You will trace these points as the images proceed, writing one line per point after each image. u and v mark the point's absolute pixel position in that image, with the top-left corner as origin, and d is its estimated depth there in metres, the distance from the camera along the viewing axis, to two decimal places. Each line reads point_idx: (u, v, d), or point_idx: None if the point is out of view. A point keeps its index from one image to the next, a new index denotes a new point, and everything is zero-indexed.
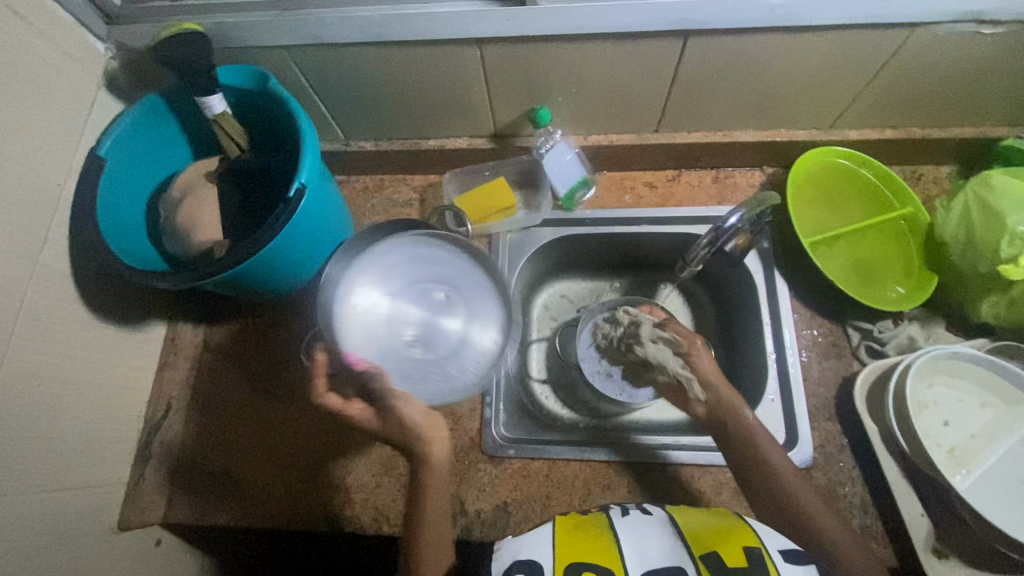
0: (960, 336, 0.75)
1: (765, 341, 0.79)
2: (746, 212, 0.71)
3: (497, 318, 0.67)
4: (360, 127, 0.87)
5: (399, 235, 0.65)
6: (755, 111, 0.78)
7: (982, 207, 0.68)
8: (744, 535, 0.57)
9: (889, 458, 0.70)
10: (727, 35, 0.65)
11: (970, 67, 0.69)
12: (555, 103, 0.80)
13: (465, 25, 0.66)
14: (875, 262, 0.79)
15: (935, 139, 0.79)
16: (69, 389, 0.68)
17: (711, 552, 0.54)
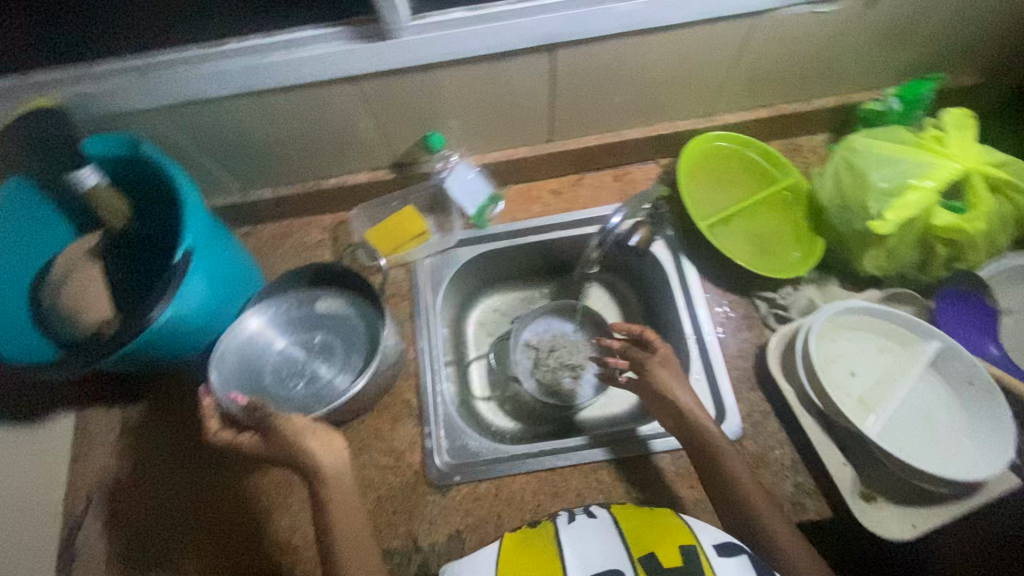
0: (855, 290, 0.80)
1: (684, 325, 0.82)
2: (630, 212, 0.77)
3: (366, 343, 0.80)
4: (255, 176, 0.85)
5: (273, 300, 0.81)
6: (637, 109, 0.82)
7: (851, 170, 0.73)
8: (682, 532, 0.59)
9: (809, 416, 0.73)
10: (590, 43, 0.68)
11: (816, 45, 0.75)
12: (446, 128, 0.81)
13: (335, 64, 0.65)
14: (770, 233, 0.83)
15: (804, 112, 0.85)
16: None
17: (649, 555, 0.55)
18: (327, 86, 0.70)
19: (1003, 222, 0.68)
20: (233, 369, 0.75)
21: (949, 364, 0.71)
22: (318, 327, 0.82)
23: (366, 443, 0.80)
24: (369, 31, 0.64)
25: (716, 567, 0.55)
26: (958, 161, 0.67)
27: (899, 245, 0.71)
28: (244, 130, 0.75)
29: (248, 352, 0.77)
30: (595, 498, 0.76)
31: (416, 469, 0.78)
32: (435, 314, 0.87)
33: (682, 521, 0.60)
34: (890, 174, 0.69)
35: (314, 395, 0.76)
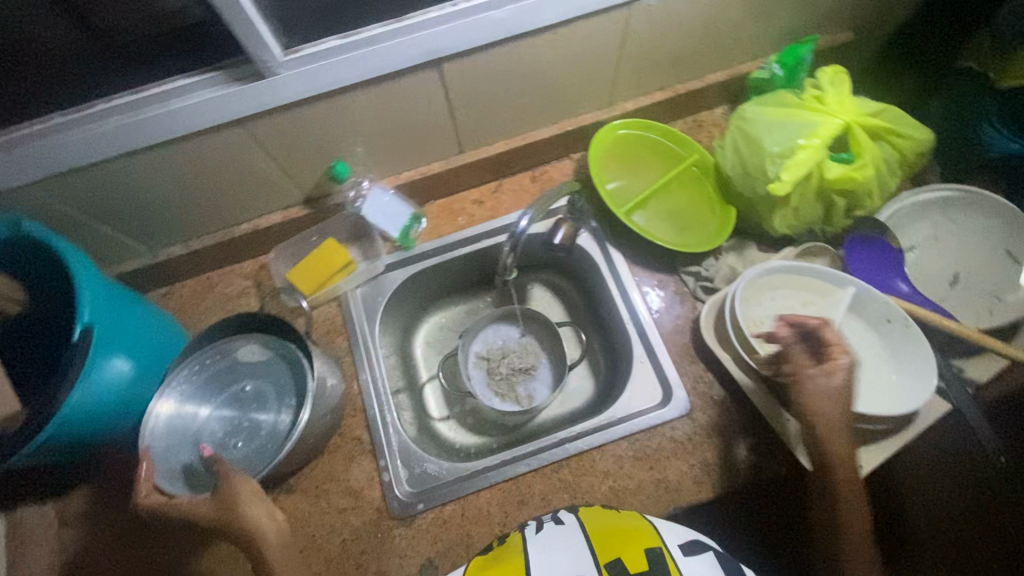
0: (772, 251, 0.83)
1: (621, 311, 0.85)
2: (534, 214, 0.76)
3: (297, 381, 0.75)
4: (161, 234, 0.82)
5: (185, 360, 0.75)
6: (539, 110, 0.83)
7: (746, 138, 0.76)
8: (648, 535, 0.60)
9: (748, 378, 0.76)
10: (474, 53, 0.68)
11: (695, 25, 0.77)
12: (351, 155, 0.80)
13: (217, 109, 0.63)
14: (686, 210, 0.87)
15: (699, 89, 0.88)
16: None
17: (615, 560, 0.56)
18: (214, 132, 0.67)
19: (888, 166, 0.72)
20: (167, 451, 0.70)
21: (867, 305, 0.75)
22: (244, 377, 0.76)
23: (322, 488, 0.78)
24: (244, 71, 0.63)
25: (680, 567, 0.56)
26: (839, 116, 0.71)
27: (801, 203, 0.74)
28: (138, 189, 0.72)
29: (175, 424, 0.72)
30: (562, 499, 0.75)
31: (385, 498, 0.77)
32: (376, 342, 0.86)
33: (648, 524, 0.62)
34: (781, 137, 0.72)
35: (261, 448, 0.73)
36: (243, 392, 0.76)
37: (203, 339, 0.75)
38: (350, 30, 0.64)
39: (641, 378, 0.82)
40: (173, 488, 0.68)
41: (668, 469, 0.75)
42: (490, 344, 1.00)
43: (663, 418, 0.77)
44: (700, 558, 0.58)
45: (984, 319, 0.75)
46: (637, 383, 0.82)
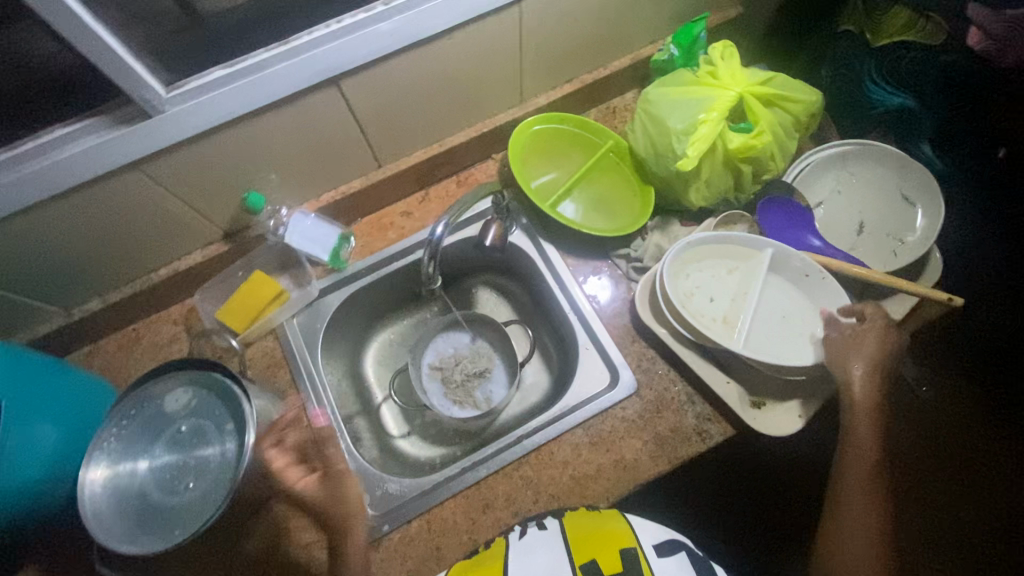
0: (694, 224, 0.86)
1: (560, 300, 0.87)
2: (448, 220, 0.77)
3: (233, 403, 0.70)
4: (72, 292, 0.78)
5: (107, 421, 0.69)
6: (451, 115, 0.83)
7: (652, 120, 0.78)
8: (625, 535, 0.67)
9: (688, 350, 0.78)
10: (370, 67, 0.68)
11: (589, 15, 0.79)
12: (264, 184, 0.78)
13: (104, 155, 0.61)
14: (609, 195, 0.89)
15: (605, 77, 0.90)
16: None
17: (590, 563, 0.64)
18: (108, 178, 0.65)
19: (786, 130, 0.76)
20: (116, 514, 0.65)
21: (787, 263, 0.78)
22: (178, 420, 0.70)
23: (282, 526, 0.75)
24: (128, 112, 0.60)
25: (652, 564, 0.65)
26: (733, 88, 0.74)
27: (711, 174, 0.77)
28: (35, 248, 0.68)
29: (116, 488, 0.66)
30: (526, 497, 0.75)
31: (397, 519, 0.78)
32: (319, 370, 0.84)
33: (626, 522, 0.68)
34: (682, 115, 0.74)
35: (213, 484, 0.67)
36: (180, 434, 0.70)
37: (123, 393, 0.70)
38: (234, 58, 0.62)
39: (588, 365, 0.83)
40: (135, 550, 0.63)
41: (625, 449, 0.77)
42: (442, 355, 0.99)
43: (613, 400, 0.79)
44: (670, 552, 0.67)
45: (891, 264, 0.79)
46: (585, 370, 0.83)
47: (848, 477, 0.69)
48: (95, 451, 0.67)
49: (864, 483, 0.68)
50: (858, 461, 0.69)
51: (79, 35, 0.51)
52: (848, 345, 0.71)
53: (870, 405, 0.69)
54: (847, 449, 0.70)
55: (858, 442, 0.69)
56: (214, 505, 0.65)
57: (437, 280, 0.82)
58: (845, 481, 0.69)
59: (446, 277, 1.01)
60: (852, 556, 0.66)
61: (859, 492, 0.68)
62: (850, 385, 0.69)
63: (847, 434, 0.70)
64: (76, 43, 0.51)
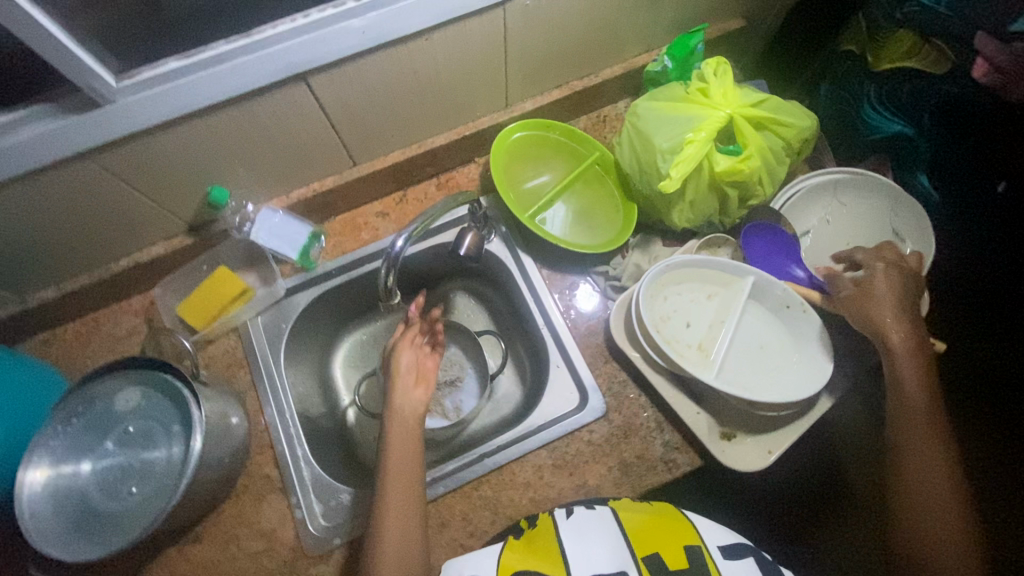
0: (677, 244, 0.83)
1: (534, 315, 0.84)
2: (411, 232, 0.70)
3: (183, 405, 0.68)
4: (26, 279, 0.75)
5: (49, 418, 0.66)
6: (431, 116, 0.80)
7: (639, 134, 0.75)
8: (687, 532, 0.67)
9: (660, 377, 0.76)
10: (341, 65, 0.64)
11: (578, 21, 0.75)
12: (230, 178, 0.75)
13: (51, 144, 0.57)
14: (591, 208, 0.86)
15: (595, 85, 0.87)
16: None
17: (654, 555, 0.63)
18: (59, 168, 0.61)
19: (776, 154, 0.73)
20: (54, 518, 0.62)
21: (769, 292, 0.76)
22: (125, 420, 0.68)
23: (231, 533, 0.73)
24: (77, 101, 0.57)
25: (719, 564, 0.64)
26: (723, 109, 0.70)
27: (696, 196, 0.74)
28: None
29: (55, 489, 0.64)
30: (483, 517, 0.73)
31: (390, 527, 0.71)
32: (281, 374, 0.82)
33: (686, 518, 0.68)
34: (669, 134, 0.71)
35: (159, 488, 0.65)
36: (128, 435, 0.68)
37: (70, 389, 0.67)
38: (192, 48, 0.59)
39: (560, 384, 0.81)
40: (73, 556, 0.61)
41: (588, 474, 0.74)
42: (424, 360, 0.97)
43: (579, 423, 0.76)
44: (737, 550, 0.66)
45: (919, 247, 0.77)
46: (555, 389, 0.80)
47: (905, 425, 0.67)
48: (35, 449, 0.64)
49: (922, 431, 0.66)
50: (910, 409, 0.67)
51: (15, 21, 0.47)
52: (858, 297, 0.71)
53: (912, 348, 0.68)
54: (895, 398, 0.68)
55: (905, 388, 0.67)
56: (157, 511, 0.63)
57: (397, 296, 0.77)
58: (900, 428, 0.68)
59: (422, 282, 0.98)
60: (924, 505, 0.65)
61: (916, 437, 0.66)
62: (887, 333, 0.68)
63: (892, 386, 0.68)
64: (13, 29, 0.48)
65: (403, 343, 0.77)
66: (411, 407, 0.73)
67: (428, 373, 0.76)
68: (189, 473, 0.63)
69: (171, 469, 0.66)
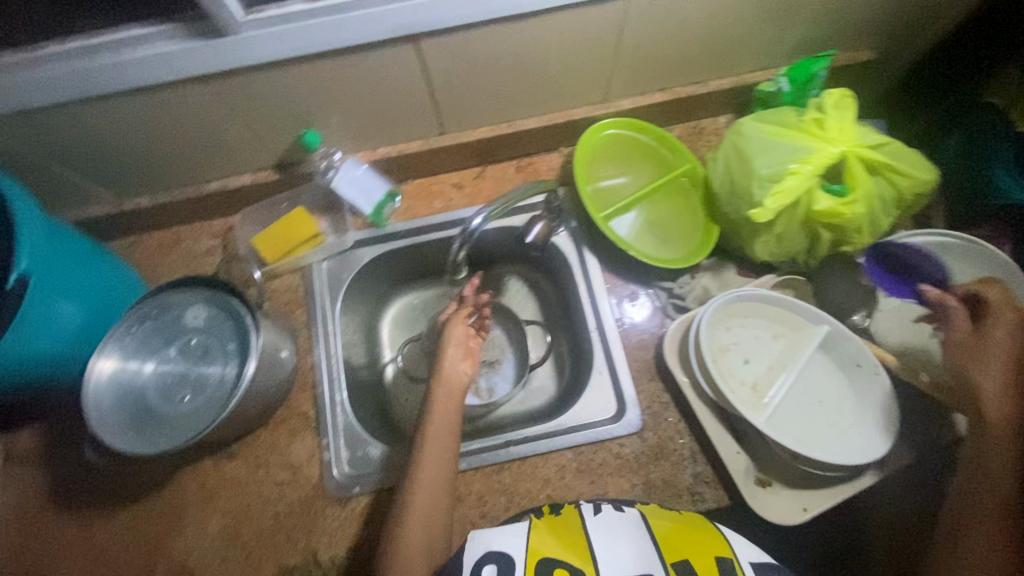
0: (751, 276, 0.79)
1: (586, 317, 0.82)
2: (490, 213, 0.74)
3: (242, 329, 0.71)
4: (129, 184, 0.80)
5: (123, 317, 0.71)
6: (526, 98, 0.79)
7: (739, 156, 0.71)
8: (718, 542, 0.61)
9: (704, 407, 0.73)
10: (454, 32, 0.64)
11: (698, 27, 0.72)
12: (325, 125, 0.77)
13: (174, 64, 0.61)
14: (669, 220, 0.83)
15: (701, 95, 0.83)
16: None
17: (683, 561, 0.58)
18: (175, 88, 0.65)
19: (884, 203, 0.68)
20: (113, 406, 0.67)
21: (839, 346, 0.72)
22: (188, 332, 0.72)
23: (262, 458, 0.77)
24: (204, 27, 0.60)
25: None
26: (837, 145, 0.66)
27: (785, 231, 0.70)
28: (100, 137, 0.70)
29: (119, 382, 0.69)
30: (497, 502, 0.74)
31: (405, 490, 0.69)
32: (334, 320, 0.84)
33: (715, 528, 0.63)
34: (772, 160, 0.67)
35: (209, 401, 0.69)
36: (188, 347, 0.72)
37: (148, 294, 0.72)
38: None
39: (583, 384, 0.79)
40: (123, 446, 0.65)
41: (609, 485, 0.73)
42: None
43: (611, 433, 0.75)
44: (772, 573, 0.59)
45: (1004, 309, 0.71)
46: (594, 395, 0.79)
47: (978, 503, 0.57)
48: (108, 342, 0.69)
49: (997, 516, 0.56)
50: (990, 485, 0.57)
51: None
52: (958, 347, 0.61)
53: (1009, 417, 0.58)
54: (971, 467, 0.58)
55: (985, 458, 0.58)
56: (203, 423, 0.67)
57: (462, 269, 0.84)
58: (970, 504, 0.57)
59: (480, 261, 0.98)
60: None
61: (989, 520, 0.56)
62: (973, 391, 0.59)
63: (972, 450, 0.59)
64: None
65: (454, 320, 0.78)
66: (457, 377, 0.75)
67: (471, 353, 0.77)
68: (238, 393, 0.66)
69: (222, 386, 0.70)
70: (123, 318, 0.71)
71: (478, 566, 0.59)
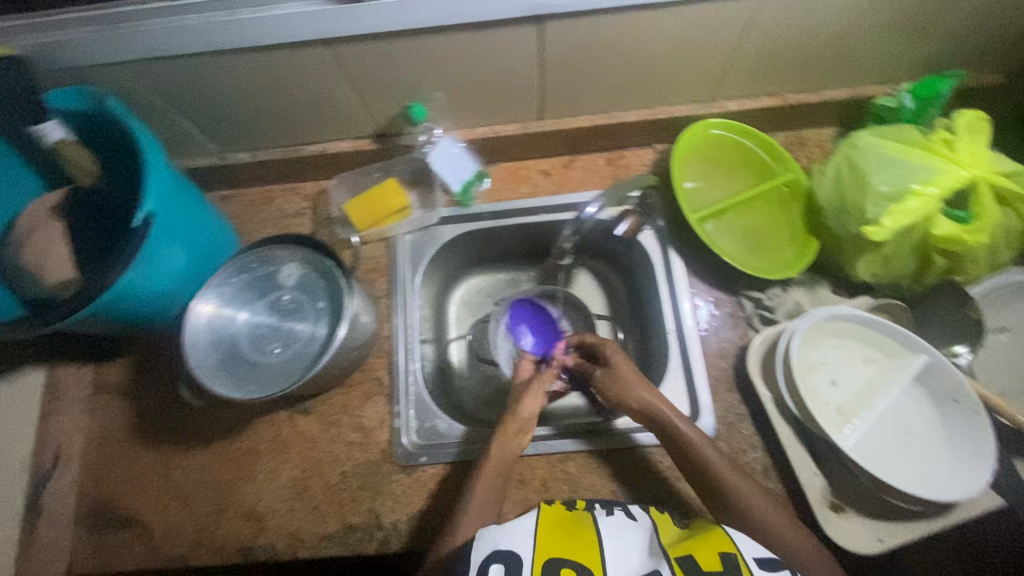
0: (846, 296, 0.77)
1: (666, 317, 0.80)
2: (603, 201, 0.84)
3: (333, 291, 0.73)
4: (234, 139, 0.83)
5: (224, 264, 0.73)
6: (633, 91, 0.78)
7: (852, 170, 0.69)
8: (719, 537, 0.57)
9: (784, 423, 0.71)
10: (579, 17, 0.64)
11: (826, 32, 0.70)
12: (431, 100, 0.78)
13: (309, 25, 0.62)
14: (763, 229, 0.81)
15: (810, 104, 0.80)
16: None
17: (688, 556, 0.54)
18: (301, 49, 0.66)
19: (1007, 235, 0.65)
20: (208, 347, 0.70)
21: (937, 378, 0.69)
22: (282, 287, 0.75)
23: (335, 418, 0.80)
24: None
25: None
26: (967, 168, 0.63)
27: (895, 252, 0.68)
28: (221, 91, 0.73)
29: (215, 325, 0.71)
30: (561, 491, 0.74)
31: (477, 464, 0.71)
32: (413, 291, 0.85)
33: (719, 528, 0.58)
34: (892, 177, 0.65)
35: (298, 356, 0.71)
36: (280, 302, 0.75)
37: (249, 246, 0.74)
38: None
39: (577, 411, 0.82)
40: (216, 386, 0.68)
41: (675, 490, 0.72)
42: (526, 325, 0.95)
43: None
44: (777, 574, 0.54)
45: None
46: None
47: None
48: (209, 286, 0.72)
49: None
50: None
51: None
52: None
53: None
54: None
55: None
56: (291, 376, 0.70)
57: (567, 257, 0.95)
58: None
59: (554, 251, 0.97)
60: None
61: None
62: None
63: None
64: None
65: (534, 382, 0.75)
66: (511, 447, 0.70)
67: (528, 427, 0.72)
68: (329, 352, 0.68)
69: (310, 343, 0.72)
70: (224, 265, 0.73)
71: (483, 564, 0.53)
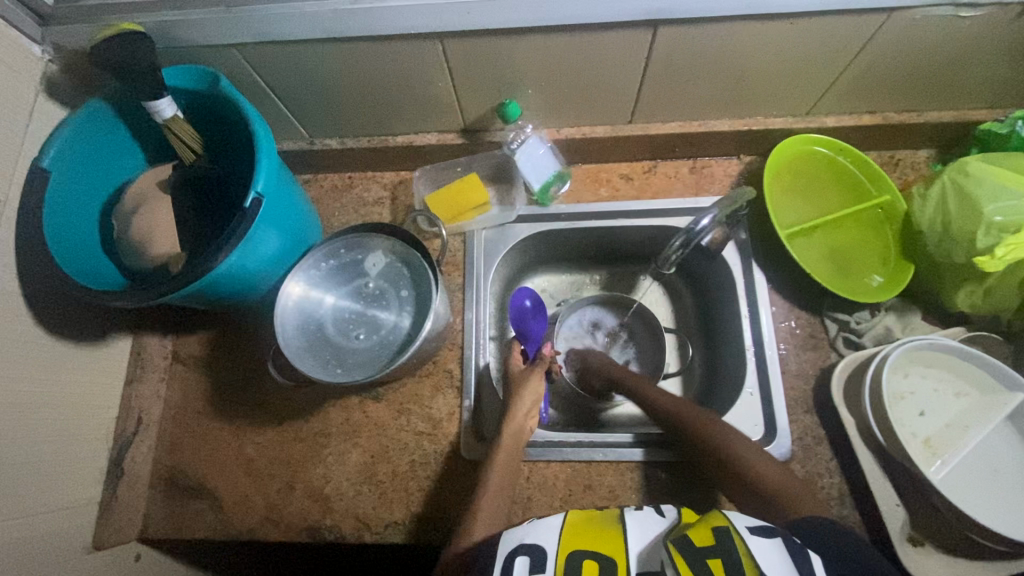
0: (936, 325, 0.75)
1: (744, 332, 0.79)
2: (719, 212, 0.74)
3: (417, 283, 0.74)
4: (324, 125, 0.84)
5: (315, 249, 0.75)
6: (730, 101, 0.77)
7: (960, 196, 0.67)
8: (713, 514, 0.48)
9: (866, 450, 0.69)
10: (697, 24, 0.63)
11: (943, 53, 0.67)
12: (525, 97, 0.77)
13: (426, 16, 0.63)
14: (852, 250, 0.79)
15: (911, 125, 0.78)
16: (38, 414, 0.68)
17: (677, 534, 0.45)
18: (412, 41, 0.67)
19: None
20: (296, 328, 0.72)
21: None
22: (368, 275, 0.76)
23: (405, 406, 0.81)
24: None
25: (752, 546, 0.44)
26: None
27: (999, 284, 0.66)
28: (323, 78, 0.74)
29: (303, 307, 0.73)
30: (628, 499, 0.74)
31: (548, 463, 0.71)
32: (486, 287, 0.86)
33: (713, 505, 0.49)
34: (1006, 205, 0.63)
35: (381, 344, 0.72)
36: (365, 289, 0.76)
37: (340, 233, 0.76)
38: None
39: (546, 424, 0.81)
40: (302, 366, 0.69)
41: None
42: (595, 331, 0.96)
43: None
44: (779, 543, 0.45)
45: None
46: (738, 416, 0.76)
47: None
48: (300, 270, 0.74)
49: None
50: None
51: None
52: None
53: None
54: None
55: None
56: (374, 363, 0.71)
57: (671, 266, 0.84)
58: None
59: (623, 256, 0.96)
60: None
61: None
62: None
63: None
64: None
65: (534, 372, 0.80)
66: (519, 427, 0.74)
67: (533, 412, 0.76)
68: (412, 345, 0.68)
69: (393, 333, 0.73)
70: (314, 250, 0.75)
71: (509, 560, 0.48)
